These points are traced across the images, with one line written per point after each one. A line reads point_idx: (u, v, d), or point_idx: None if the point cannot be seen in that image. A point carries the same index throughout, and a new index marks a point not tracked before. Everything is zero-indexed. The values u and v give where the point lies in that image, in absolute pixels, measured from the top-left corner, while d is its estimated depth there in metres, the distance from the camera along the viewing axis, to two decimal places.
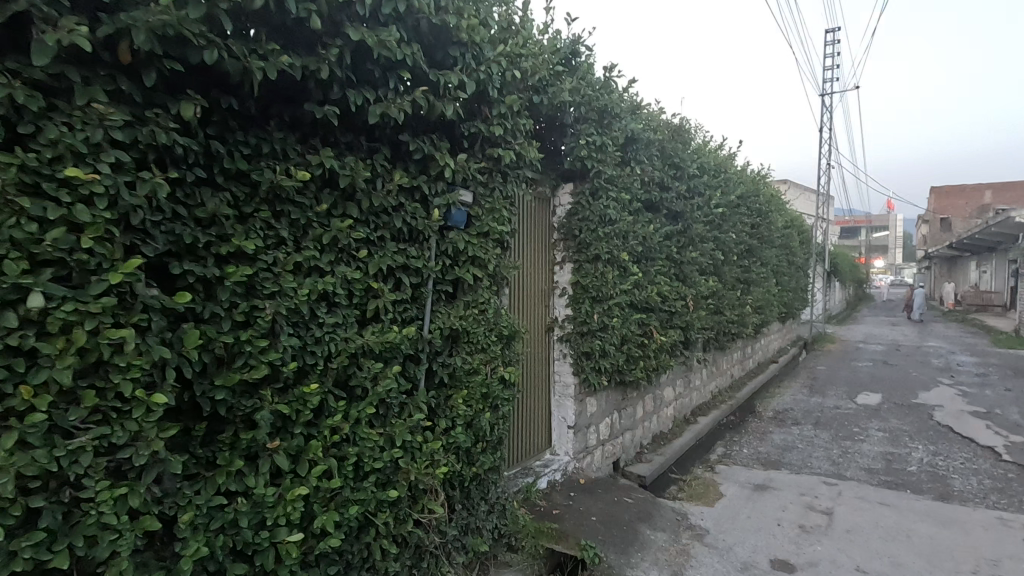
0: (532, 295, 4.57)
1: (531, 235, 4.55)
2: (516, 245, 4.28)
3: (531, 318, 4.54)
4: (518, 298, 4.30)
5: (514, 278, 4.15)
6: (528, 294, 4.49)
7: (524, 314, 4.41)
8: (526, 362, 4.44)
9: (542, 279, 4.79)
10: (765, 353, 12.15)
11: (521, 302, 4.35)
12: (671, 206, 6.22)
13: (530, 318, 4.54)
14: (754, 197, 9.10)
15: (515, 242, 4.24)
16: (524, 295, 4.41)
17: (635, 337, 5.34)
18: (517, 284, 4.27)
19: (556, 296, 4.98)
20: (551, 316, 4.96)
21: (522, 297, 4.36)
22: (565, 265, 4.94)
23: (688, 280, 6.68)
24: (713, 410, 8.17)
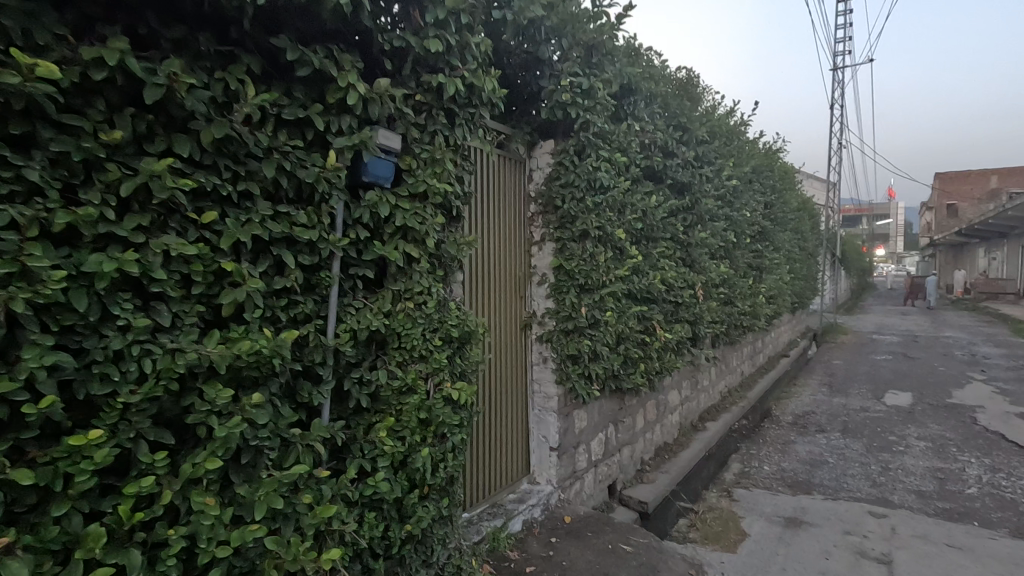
0: (500, 281, 3.52)
1: (496, 202, 3.50)
2: (475, 216, 3.23)
3: (498, 310, 3.50)
4: (480, 283, 3.26)
5: (470, 256, 3.11)
6: (494, 281, 3.45)
7: (489, 305, 3.38)
8: (489, 367, 3.41)
9: (514, 262, 3.74)
10: (777, 346, 11.15)
11: (484, 289, 3.31)
12: (676, 175, 5.18)
13: (497, 312, 3.50)
14: (767, 173, 8.05)
15: (472, 211, 3.19)
16: (488, 281, 3.36)
17: (634, 334, 4.32)
18: (477, 265, 3.23)
19: (534, 284, 3.95)
20: (528, 309, 3.92)
21: (484, 283, 3.32)
22: (546, 245, 3.90)
23: (696, 265, 5.65)
24: (723, 414, 7.20)
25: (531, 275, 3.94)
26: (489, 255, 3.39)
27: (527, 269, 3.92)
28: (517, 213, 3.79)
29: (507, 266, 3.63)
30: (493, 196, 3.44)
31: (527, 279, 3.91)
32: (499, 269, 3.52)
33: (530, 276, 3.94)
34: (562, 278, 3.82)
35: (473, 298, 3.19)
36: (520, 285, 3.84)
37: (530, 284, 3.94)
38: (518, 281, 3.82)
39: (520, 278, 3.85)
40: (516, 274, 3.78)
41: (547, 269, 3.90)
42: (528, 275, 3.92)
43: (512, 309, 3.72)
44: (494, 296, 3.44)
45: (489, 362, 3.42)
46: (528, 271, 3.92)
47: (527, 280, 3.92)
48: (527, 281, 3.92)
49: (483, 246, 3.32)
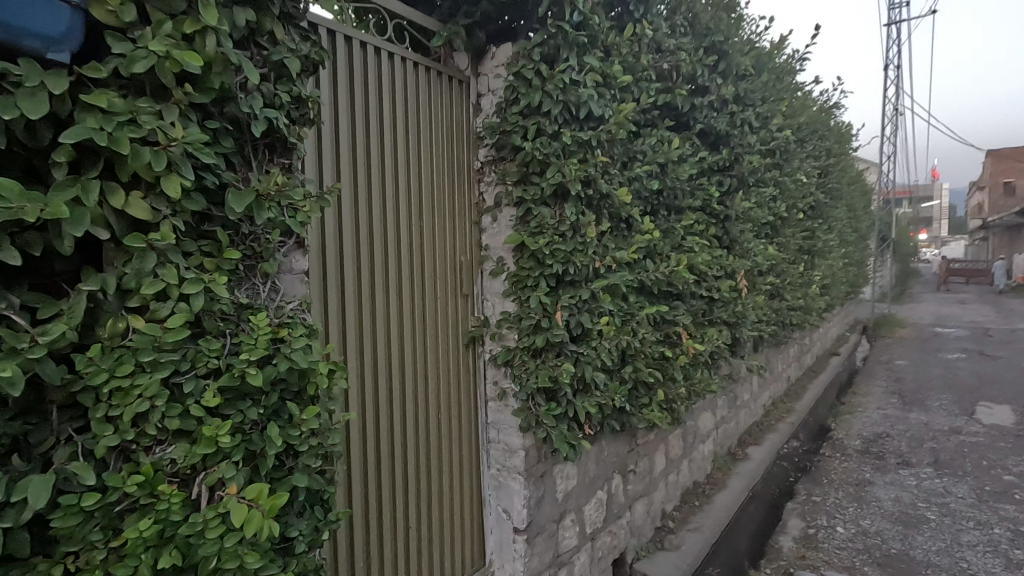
0: (405, 272, 2.11)
1: (395, 139, 2.09)
2: (339, 154, 1.86)
3: (401, 322, 2.10)
4: (349, 275, 1.87)
5: (318, 223, 1.74)
6: (391, 272, 2.05)
7: (377, 314, 1.98)
8: (387, 413, 2.04)
9: (442, 240, 2.32)
10: (826, 345, 9.50)
11: (359, 286, 1.91)
12: (708, 119, 3.68)
13: (400, 324, 2.10)
14: (824, 131, 6.39)
15: (328, 144, 1.82)
16: (372, 273, 1.96)
17: (648, 349, 2.88)
18: (342, 244, 1.84)
19: (484, 275, 2.54)
20: (472, 318, 2.51)
21: (362, 275, 1.92)
22: (502, 213, 2.46)
23: (735, 249, 4.15)
24: (768, 435, 5.71)
25: (479, 261, 2.52)
26: (376, 227, 1.98)
27: (470, 254, 2.50)
28: (447, 164, 2.36)
29: (425, 249, 2.22)
30: (383, 127, 2.04)
31: (470, 268, 2.49)
32: (405, 253, 2.11)
33: (477, 263, 2.52)
34: (526, 265, 2.38)
35: (335, 303, 1.81)
36: (457, 277, 2.42)
37: (476, 276, 2.52)
38: (453, 272, 2.40)
39: (458, 266, 2.42)
40: (446, 259, 2.35)
41: (504, 249, 2.46)
42: (473, 262, 2.50)
43: (441, 317, 2.31)
44: (390, 297, 2.04)
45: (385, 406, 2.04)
46: (471, 254, 2.50)
47: (470, 270, 2.49)
48: (470, 271, 2.49)
49: (360, 211, 1.92)
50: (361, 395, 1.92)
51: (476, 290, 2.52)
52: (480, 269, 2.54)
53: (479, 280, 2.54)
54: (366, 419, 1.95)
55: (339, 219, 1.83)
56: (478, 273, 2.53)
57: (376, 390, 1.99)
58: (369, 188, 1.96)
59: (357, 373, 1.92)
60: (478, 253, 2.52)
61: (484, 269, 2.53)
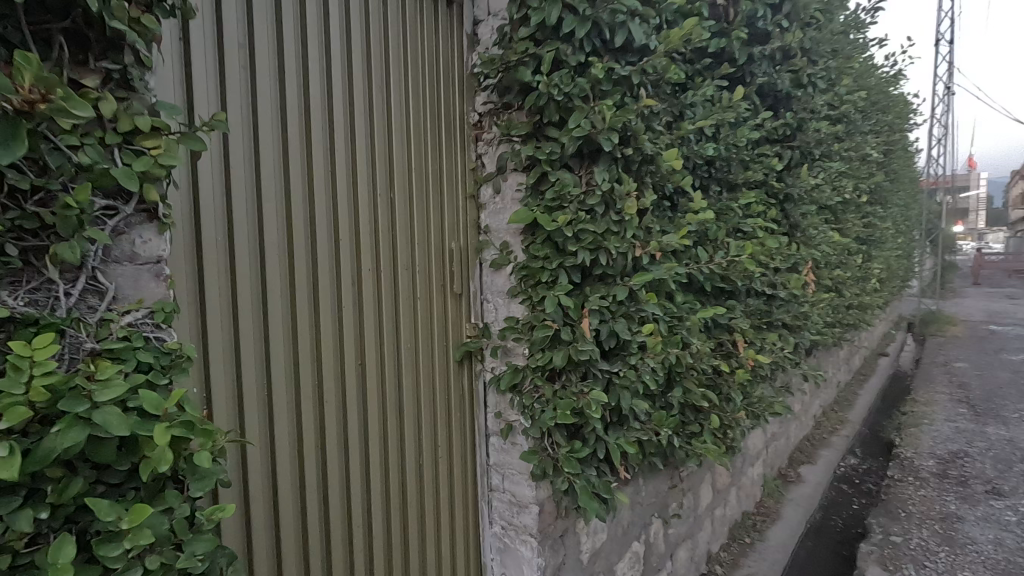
0: (358, 265, 1.48)
1: (339, 72, 1.45)
2: (254, 85, 1.25)
3: (353, 334, 1.47)
4: (255, 269, 1.26)
5: (207, 188, 1.15)
6: (333, 262, 1.42)
7: (316, 326, 1.38)
8: (337, 461, 1.44)
9: (420, 220, 1.68)
10: (875, 345, 8.65)
11: (276, 284, 1.29)
12: (769, 74, 2.96)
13: (351, 338, 1.47)
14: (888, 102, 5.56)
15: (235, 69, 1.21)
16: (299, 264, 1.34)
17: (701, 364, 2.20)
18: (242, 222, 1.22)
19: (484, 267, 1.88)
20: (468, 324, 1.85)
21: (280, 268, 1.31)
22: (508, 183, 1.79)
23: (797, 236, 3.42)
24: (822, 452, 4.97)
25: (477, 249, 1.87)
26: (304, 198, 1.36)
27: (463, 239, 1.83)
28: (426, 114, 1.70)
29: (391, 231, 1.58)
30: (330, 53, 1.43)
31: (463, 258, 1.83)
32: (357, 236, 1.48)
33: (473, 251, 1.86)
34: (540, 252, 1.70)
35: (233, 310, 1.22)
36: (444, 271, 1.77)
37: (473, 270, 1.86)
38: (438, 264, 1.74)
39: (446, 255, 1.77)
40: (428, 246, 1.70)
41: (511, 232, 1.78)
42: (467, 250, 1.84)
43: (417, 327, 1.67)
44: (336, 299, 1.43)
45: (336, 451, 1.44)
46: (465, 238, 1.84)
47: (463, 261, 1.83)
48: (463, 263, 1.83)
49: (281, 174, 1.32)
50: (283, 443, 1.31)
51: (473, 287, 1.87)
52: (479, 260, 1.88)
53: (477, 274, 1.88)
54: (302, 473, 1.36)
55: (242, 184, 1.23)
56: (476, 266, 1.87)
57: (313, 434, 1.38)
58: (291, 139, 1.33)
59: (287, 407, 1.33)
60: (475, 237, 1.86)
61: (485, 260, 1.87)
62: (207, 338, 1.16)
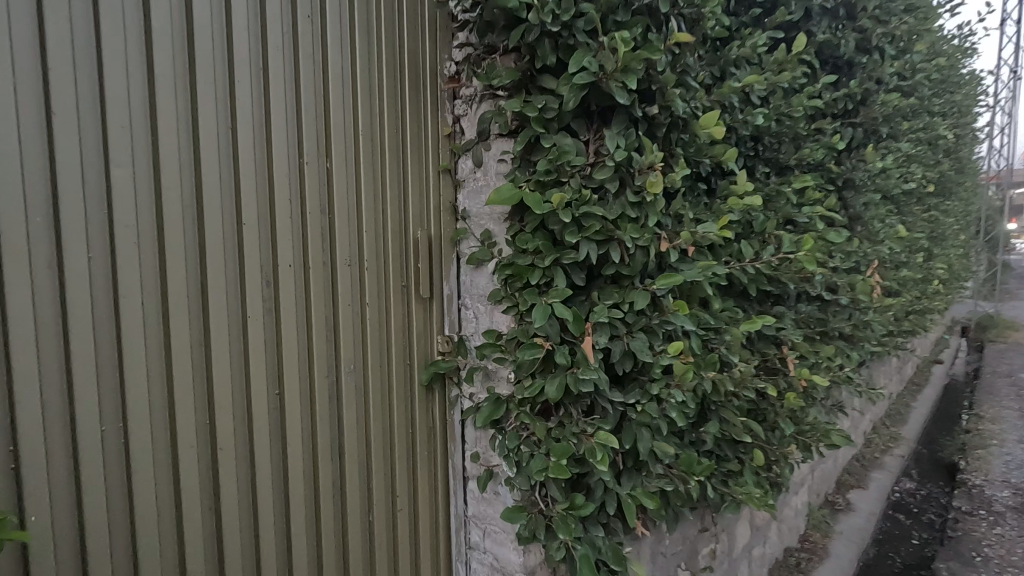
0: (271, 259, 1.09)
1: None
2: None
3: (263, 353, 1.08)
4: (98, 264, 0.87)
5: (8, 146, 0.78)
6: (231, 254, 1.03)
7: (206, 342, 1.00)
8: (242, 521, 1.07)
9: (371, 201, 1.27)
10: (928, 352, 7.89)
11: (132, 284, 0.90)
12: (832, 32, 2.43)
13: (260, 358, 1.08)
14: (960, 79, 4.87)
15: None
16: (174, 256, 0.95)
17: (744, 389, 1.73)
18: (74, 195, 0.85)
19: (461, 264, 1.45)
20: (439, 337, 1.44)
21: (143, 263, 0.92)
22: (491, 153, 1.35)
23: (857, 230, 2.89)
24: (873, 476, 4.39)
25: (452, 238, 1.44)
26: (184, 164, 0.96)
27: (434, 226, 1.41)
28: (383, 60, 1.29)
29: (326, 214, 1.18)
30: None
31: (433, 251, 1.41)
32: (270, 220, 1.08)
33: (446, 243, 1.44)
34: (528, 245, 1.25)
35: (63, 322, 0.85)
36: (407, 268, 1.35)
37: (448, 267, 1.44)
38: (397, 260, 1.33)
39: (409, 248, 1.36)
40: (381, 235, 1.29)
41: (494, 217, 1.35)
42: (439, 240, 1.42)
43: (365, 342, 1.27)
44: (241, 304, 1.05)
45: (240, 508, 1.07)
46: (438, 226, 1.42)
47: (433, 256, 1.41)
48: (433, 258, 1.41)
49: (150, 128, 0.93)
50: (145, 507, 0.94)
51: (447, 290, 1.44)
52: (454, 254, 1.45)
53: (453, 272, 1.45)
54: (184, 543, 0.99)
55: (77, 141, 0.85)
56: (450, 262, 1.45)
57: (203, 489, 1.01)
58: (163, 78, 0.93)
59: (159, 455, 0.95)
60: (450, 225, 1.44)
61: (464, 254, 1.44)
62: (10, 364, 0.80)
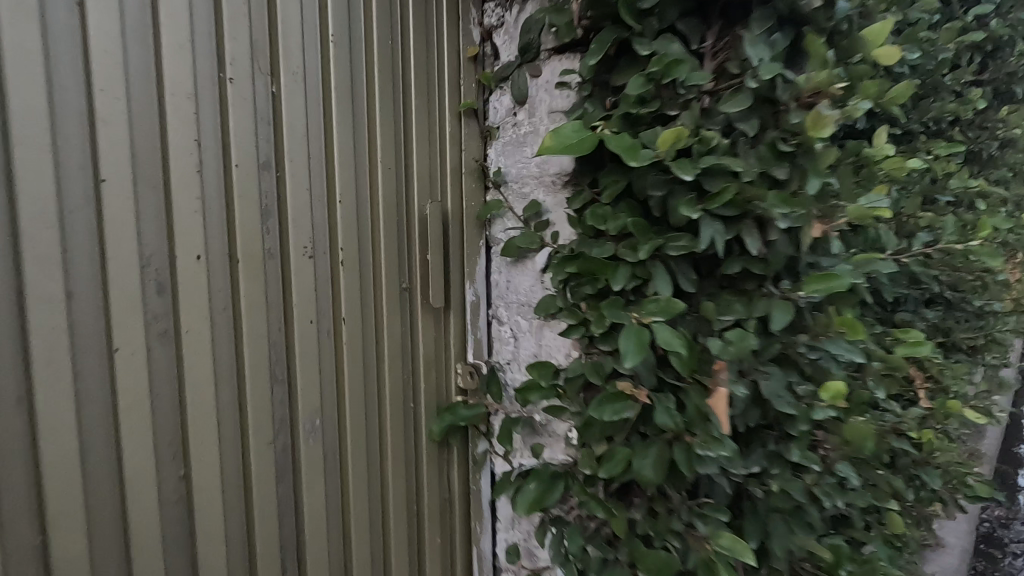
0: (167, 244, 0.60)
1: None
2: None
3: (154, 412, 0.59)
4: None
5: None
6: (83, 234, 0.54)
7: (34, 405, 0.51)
8: None
9: (348, 154, 0.78)
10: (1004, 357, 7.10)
11: None
12: None
13: (149, 423, 0.59)
14: None
15: None
16: None
17: (888, 439, 1.22)
18: None
19: (493, 257, 0.96)
20: (457, 366, 0.95)
21: None
22: (541, 82, 0.86)
23: None
24: None
25: (476, 217, 0.95)
26: None
27: (447, 198, 0.92)
28: None
29: (270, 171, 0.70)
30: None
31: (447, 235, 0.92)
32: (163, 171, 0.59)
33: (469, 225, 0.95)
34: (608, 223, 0.74)
35: None
36: (406, 262, 0.87)
37: (470, 261, 0.95)
38: (391, 248, 0.85)
39: (407, 229, 0.87)
40: (365, 210, 0.81)
41: (547, 181, 0.85)
42: (455, 220, 0.93)
43: (338, 380, 0.79)
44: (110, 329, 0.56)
45: None
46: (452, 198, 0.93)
47: (447, 242, 0.92)
48: (448, 245, 0.92)
49: None
50: None
51: (469, 296, 0.96)
52: (480, 242, 0.96)
53: (479, 269, 0.97)
54: None
55: None
56: (474, 253, 0.96)
57: None
58: None
59: None
60: (472, 198, 0.95)
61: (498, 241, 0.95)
62: None
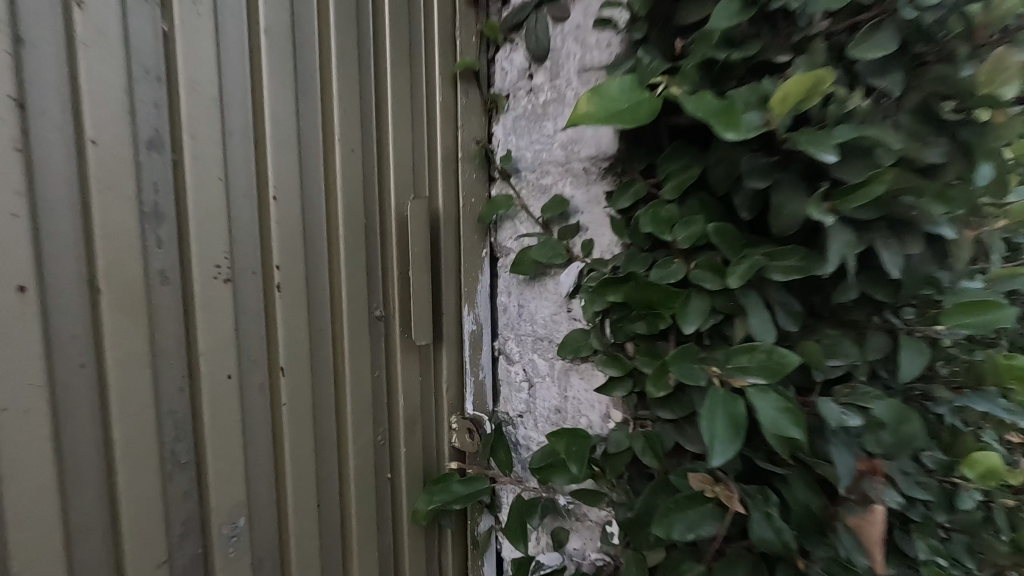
0: None
1: None
2: None
3: None
4: None
5: None
6: None
7: None
8: None
9: (288, 129, 0.54)
10: None
11: None
12: None
13: None
14: None
15: None
16: None
17: None
18: None
19: (500, 274, 0.71)
20: (451, 423, 0.71)
21: None
22: (569, 30, 0.61)
23: None
24: None
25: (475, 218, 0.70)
26: None
27: (437, 193, 0.67)
28: None
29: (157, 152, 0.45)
30: None
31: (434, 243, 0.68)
32: None
33: (467, 229, 0.69)
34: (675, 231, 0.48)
35: None
36: (378, 283, 0.62)
37: (470, 279, 0.70)
38: (356, 264, 0.60)
39: (378, 237, 0.62)
40: (315, 211, 0.56)
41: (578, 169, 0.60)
42: (448, 222, 0.68)
43: (278, 456, 0.55)
44: None
45: None
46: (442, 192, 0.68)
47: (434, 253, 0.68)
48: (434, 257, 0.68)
49: None
50: None
51: (467, 327, 0.71)
52: (482, 252, 0.71)
53: (481, 289, 0.71)
54: None
55: None
56: (474, 268, 0.70)
57: None
58: None
59: None
60: (473, 193, 0.70)
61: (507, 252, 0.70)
62: None
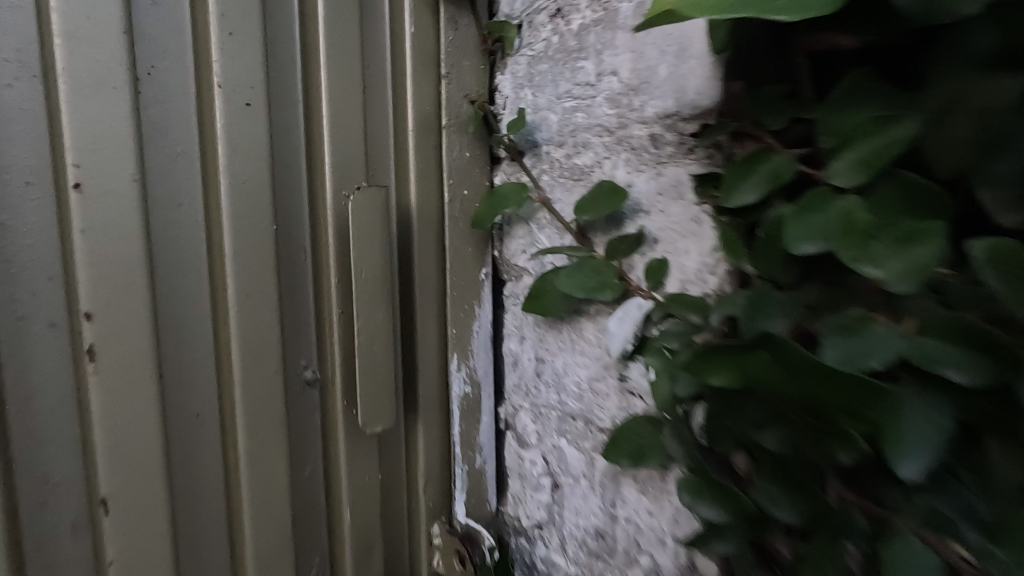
0: None
1: None
2: None
3: None
4: None
5: None
6: None
7: None
8: None
9: (110, 65, 0.29)
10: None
11: None
12: None
13: None
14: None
15: None
16: None
17: None
18: None
19: (508, 307, 0.46)
20: (432, 535, 0.46)
21: None
22: None
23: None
24: None
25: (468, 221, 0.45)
26: None
27: (408, 182, 0.42)
28: None
29: None
30: None
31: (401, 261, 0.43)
32: None
33: (456, 237, 0.44)
34: (873, 254, 0.22)
35: None
36: (302, 332, 0.38)
37: (459, 317, 0.45)
38: (257, 305, 0.35)
39: (301, 257, 0.37)
40: (172, 216, 0.32)
41: (639, 138, 0.35)
42: (425, 228, 0.43)
43: None
44: None
45: None
46: (413, 181, 0.43)
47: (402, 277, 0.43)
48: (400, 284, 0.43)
49: None
50: None
51: (456, 391, 0.46)
52: (479, 274, 0.46)
53: (477, 332, 0.46)
54: None
55: None
56: (466, 299, 0.45)
57: None
58: None
59: None
60: (466, 182, 0.45)
61: (517, 276, 0.45)
62: None
